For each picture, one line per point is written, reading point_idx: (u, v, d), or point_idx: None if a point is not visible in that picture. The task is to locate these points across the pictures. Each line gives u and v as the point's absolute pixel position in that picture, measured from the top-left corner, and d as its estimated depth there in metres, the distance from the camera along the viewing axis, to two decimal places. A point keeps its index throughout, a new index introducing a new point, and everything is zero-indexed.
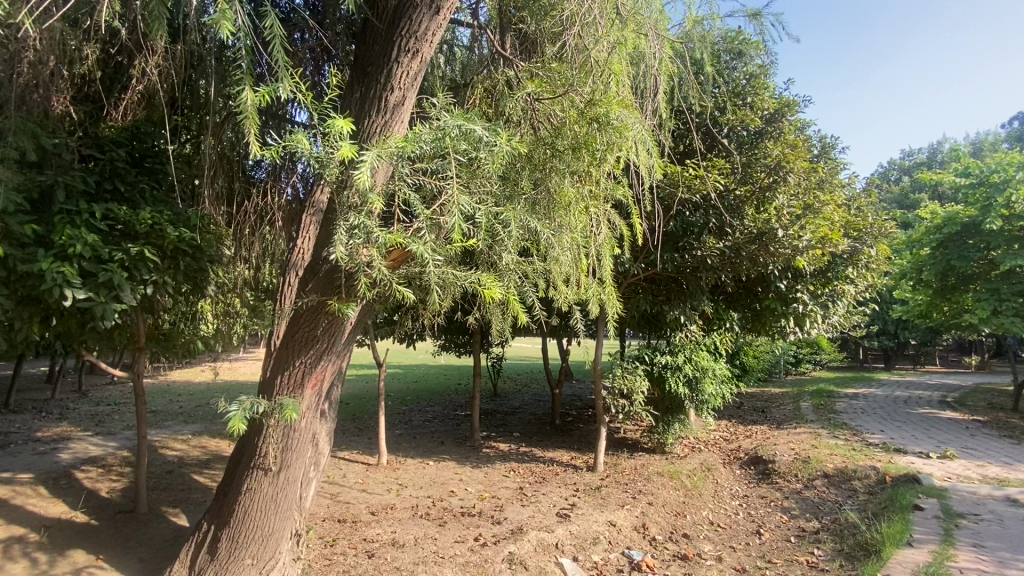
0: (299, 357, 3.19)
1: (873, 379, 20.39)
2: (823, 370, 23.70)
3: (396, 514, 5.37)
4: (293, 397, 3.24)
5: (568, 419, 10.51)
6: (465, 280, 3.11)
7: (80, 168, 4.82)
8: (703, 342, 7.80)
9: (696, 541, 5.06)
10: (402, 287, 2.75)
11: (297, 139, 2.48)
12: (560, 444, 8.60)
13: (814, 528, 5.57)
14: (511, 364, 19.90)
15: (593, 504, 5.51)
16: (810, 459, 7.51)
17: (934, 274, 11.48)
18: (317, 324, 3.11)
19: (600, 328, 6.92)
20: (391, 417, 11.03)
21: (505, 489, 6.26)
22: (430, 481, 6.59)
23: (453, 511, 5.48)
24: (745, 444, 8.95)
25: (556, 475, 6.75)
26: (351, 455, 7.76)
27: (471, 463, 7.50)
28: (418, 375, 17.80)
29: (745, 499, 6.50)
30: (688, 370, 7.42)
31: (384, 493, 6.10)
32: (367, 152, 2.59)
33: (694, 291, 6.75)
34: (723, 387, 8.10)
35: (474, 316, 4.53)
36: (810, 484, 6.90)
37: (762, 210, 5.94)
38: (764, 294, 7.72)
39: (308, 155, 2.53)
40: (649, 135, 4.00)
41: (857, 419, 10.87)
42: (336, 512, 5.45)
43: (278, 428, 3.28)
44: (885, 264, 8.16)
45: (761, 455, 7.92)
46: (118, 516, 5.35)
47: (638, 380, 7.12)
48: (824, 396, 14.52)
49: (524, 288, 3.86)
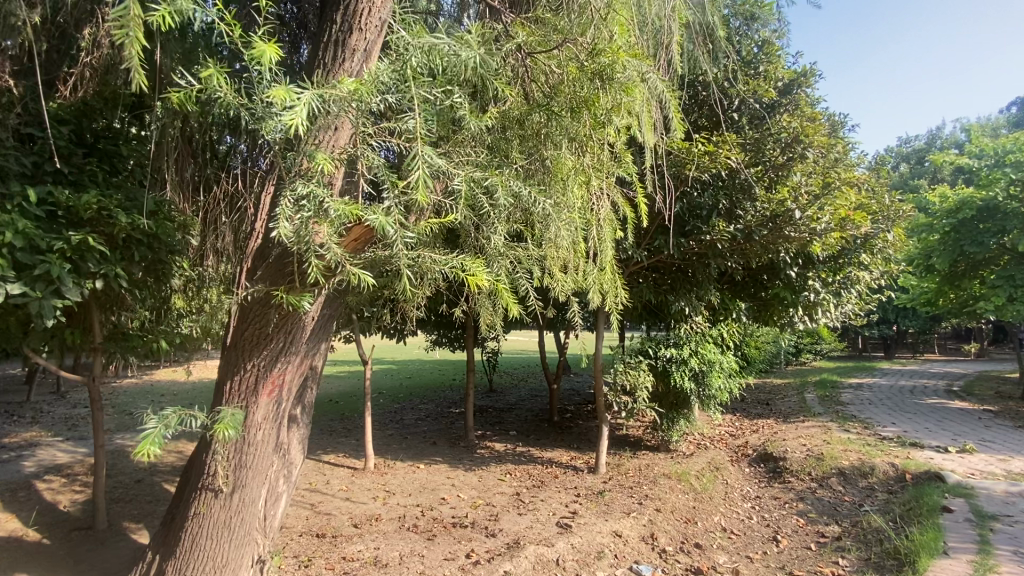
0: (250, 359, 2.71)
1: (874, 368, 20.12)
2: (823, 360, 23.42)
3: (380, 527, 4.91)
4: (245, 405, 2.75)
5: (567, 415, 10.08)
6: (444, 265, 2.64)
7: (14, 147, 4.22)
8: (710, 333, 7.34)
9: (710, 552, 4.62)
10: (362, 273, 2.20)
11: (212, 79, 1.95)
12: (559, 443, 8.15)
13: (836, 534, 5.15)
14: (507, 357, 19.48)
15: (596, 512, 5.06)
16: (823, 455, 7.09)
17: (945, 260, 11.08)
18: (267, 320, 2.63)
19: (601, 321, 6.46)
20: (382, 416, 10.55)
21: (501, 495, 5.80)
22: (420, 487, 6.13)
23: (443, 522, 5.02)
24: (753, 439, 8.53)
25: (555, 478, 6.31)
26: (336, 459, 7.29)
27: (465, 465, 7.05)
28: (412, 370, 17.34)
29: (758, 501, 6.07)
30: (694, 363, 6.96)
31: (369, 502, 5.64)
32: (305, 92, 1.98)
33: (701, 279, 6.30)
34: (731, 381, 7.66)
35: (461, 309, 4.05)
36: (824, 483, 6.50)
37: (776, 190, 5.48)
38: (772, 282, 7.29)
39: (232, 102, 2.00)
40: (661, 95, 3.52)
41: (866, 411, 10.50)
42: (315, 525, 4.99)
43: (228, 442, 2.79)
44: (901, 249, 7.72)
45: (771, 452, 7.49)
46: (74, 535, 4.87)
47: (641, 376, 6.66)
48: (828, 387, 14.16)
49: (516, 275, 3.40)
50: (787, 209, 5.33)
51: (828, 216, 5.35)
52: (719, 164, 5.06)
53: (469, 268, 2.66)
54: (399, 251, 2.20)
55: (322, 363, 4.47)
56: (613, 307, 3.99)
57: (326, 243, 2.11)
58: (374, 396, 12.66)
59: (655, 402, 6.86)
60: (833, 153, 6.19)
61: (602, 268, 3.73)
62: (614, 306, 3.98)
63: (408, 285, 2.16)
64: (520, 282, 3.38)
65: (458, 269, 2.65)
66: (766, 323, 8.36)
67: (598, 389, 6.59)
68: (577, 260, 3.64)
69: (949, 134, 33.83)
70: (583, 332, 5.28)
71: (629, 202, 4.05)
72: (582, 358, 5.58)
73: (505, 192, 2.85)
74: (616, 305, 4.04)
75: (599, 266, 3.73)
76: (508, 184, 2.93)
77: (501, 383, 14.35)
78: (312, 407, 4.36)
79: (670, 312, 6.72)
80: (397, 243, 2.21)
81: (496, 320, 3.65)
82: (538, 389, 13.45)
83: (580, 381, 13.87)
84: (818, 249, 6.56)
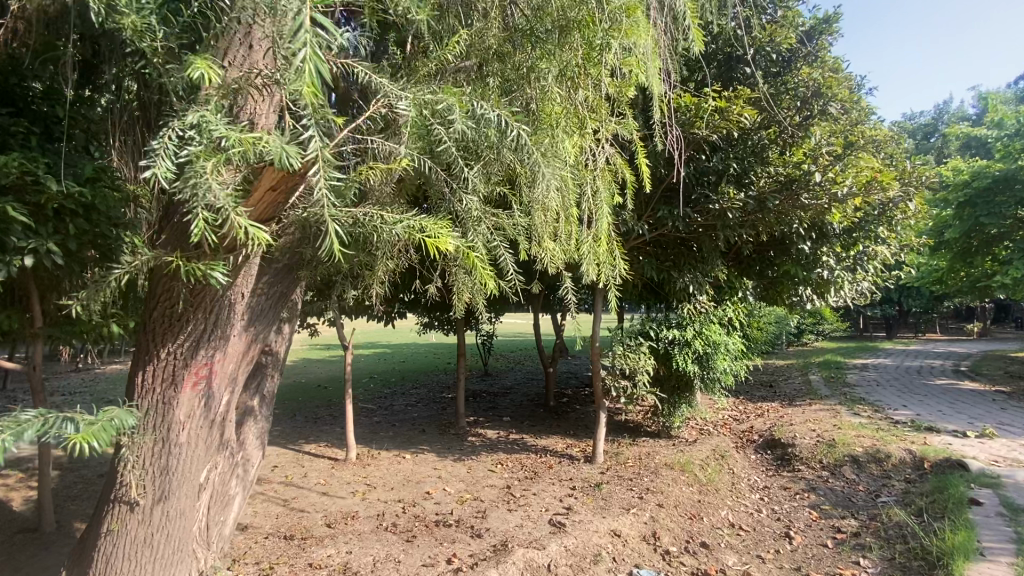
0: (164, 345, 2.21)
1: (877, 348, 19.72)
2: (825, 340, 23.04)
3: (355, 528, 4.45)
4: (161, 401, 2.27)
5: (563, 399, 9.65)
6: (396, 226, 2.10)
7: None
8: (715, 313, 6.83)
9: (718, 552, 4.19)
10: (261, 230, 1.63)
11: None
12: (555, 430, 7.73)
13: (853, 530, 4.75)
14: (504, 341, 19.09)
15: (593, 507, 4.63)
16: (835, 441, 6.64)
17: (960, 234, 10.56)
18: (176, 295, 2.11)
19: (599, 301, 5.93)
20: (371, 402, 10.13)
21: (490, 488, 5.37)
22: (403, 479, 5.69)
23: (425, 521, 4.58)
24: (758, 425, 8.11)
25: (549, 468, 5.88)
26: (318, 449, 6.84)
27: (454, 455, 6.62)
28: (406, 355, 16.90)
29: (767, 492, 5.65)
30: (698, 345, 6.49)
31: (347, 497, 5.20)
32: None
33: (708, 254, 5.78)
34: (737, 364, 7.18)
35: (435, 287, 3.49)
36: (837, 472, 6.08)
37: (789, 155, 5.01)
38: (781, 258, 6.78)
39: None
40: (657, 32, 3.23)
41: (874, 393, 10.07)
42: (285, 525, 4.54)
43: (143, 446, 2.30)
44: (921, 221, 7.19)
45: (778, 438, 7.07)
46: (17, 538, 4.41)
47: (642, 359, 6.18)
48: (833, 368, 13.77)
49: (495, 243, 2.90)
50: (804, 172, 4.91)
51: (850, 179, 4.81)
52: (731, 122, 4.56)
53: (426, 229, 2.11)
54: (323, 197, 1.66)
55: (281, 346, 3.98)
56: (608, 284, 3.47)
57: (228, 184, 1.56)
58: (365, 381, 12.21)
59: (658, 387, 6.40)
60: (854, 114, 5.66)
61: (597, 237, 3.22)
62: (610, 284, 3.47)
63: (336, 246, 1.61)
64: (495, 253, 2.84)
65: (411, 232, 2.10)
66: (774, 303, 7.89)
67: (596, 373, 6.11)
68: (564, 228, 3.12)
69: (957, 108, 32.95)
70: (578, 311, 4.74)
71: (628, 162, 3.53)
72: (579, 341, 5.10)
73: (465, 120, 2.40)
74: (612, 284, 3.54)
75: (592, 234, 3.21)
76: (471, 106, 2.51)
77: (495, 367, 13.94)
78: (272, 396, 3.90)
79: (673, 291, 6.22)
80: (321, 185, 1.68)
81: (468, 295, 3.13)
82: (534, 372, 13.04)
83: (578, 365, 13.47)
84: (834, 219, 6.04)
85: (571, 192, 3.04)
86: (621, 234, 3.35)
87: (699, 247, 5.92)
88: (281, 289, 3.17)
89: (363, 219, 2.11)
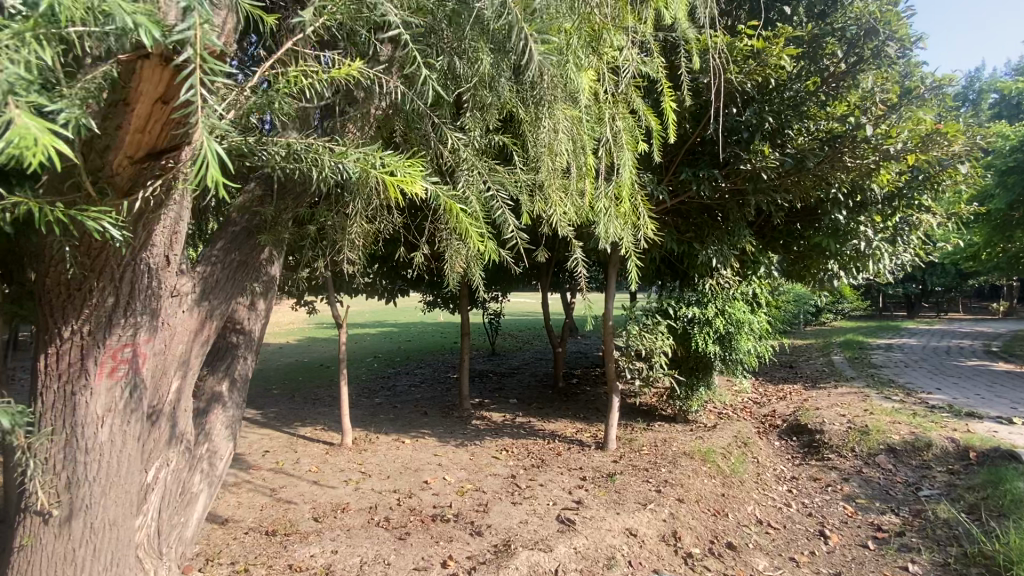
0: (64, 322, 1.78)
1: (899, 328, 19.01)
2: (844, 319, 22.30)
3: (344, 522, 4.07)
4: (68, 393, 1.83)
5: (573, 381, 9.20)
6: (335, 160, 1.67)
7: None
8: (741, 290, 6.26)
9: (747, 555, 3.74)
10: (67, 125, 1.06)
11: None
12: (565, 413, 7.31)
13: (895, 528, 4.28)
14: (512, 320, 18.64)
15: (605, 502, 4.20)
16: (868, 428, 6.13)
17: (1003, 206, 9.78)
18: (62, 262, 1.67)
19: (613, 276, 5.33)
20: (374, 382, 9.76)
21: (494, 477, 4.95)
22: (401, 467, 5.29)
23: (421, 515, 4.19)
24: (781, 409, 7.60)
25: (557, 456, 5.45)
26: (313, 433, 6.47)
27: (456, 440, 6.22)
28: (413, 334, 16.52)
29: (796, 484, 5.19)
30: (721, 325, 5.97)
31: (339, 487, 4.82)
32: None
33: (736, 225, 5.20)
34: (762, 344, 6.65)
35: (421, 257, 2.94)
36: (871, 462, 5.59)
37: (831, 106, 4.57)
38: (812, 230, 6.20)
39: None
40: None
41: (904, 376, 9.47)
42: (269, 519, 4.16)
43: (51, 449, 1.87)
44: (971, 188, 6.51)
45: (804, 423, 6.58)
46: None
47: (659, 340, 5.65)
48: (856, 348, 13.16)
49: (490, 199, 2.48)
50: (850, 127, 4.36)
51: (905, 133, 4.19)
52: (771, 68, 4.20)
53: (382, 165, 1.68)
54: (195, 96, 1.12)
55: (259, 328, 3.52)
56: (629, 256, 2.97)
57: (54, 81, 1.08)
58: (369, 361, 11.86)
59: (676, 370, 5.88)
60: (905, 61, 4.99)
61: (618, 192, 2.74)
62: (632, 256, 2.97)
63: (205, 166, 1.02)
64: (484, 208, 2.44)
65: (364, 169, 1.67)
66: (800, 280, 7.32)
67: (608, 355, 5.58)
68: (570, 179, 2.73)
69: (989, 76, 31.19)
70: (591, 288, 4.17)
71: (652, 109, 3.09)
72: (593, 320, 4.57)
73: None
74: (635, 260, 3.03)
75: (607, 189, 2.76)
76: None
77: (503, 347, 13.52)
78: (247, 381, 3.45)
79: (695, 266, 5.64)
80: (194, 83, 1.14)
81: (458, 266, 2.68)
82: (543, 352, 12.59)
83: (588, 344, 13.00)
84: (875, 183, 5.41)
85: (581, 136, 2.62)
86: (647, 191, 2.87)
87: (725, 216, 5.35)
88: (253, 259, 2.73)
89: (301, 149, 1.77)
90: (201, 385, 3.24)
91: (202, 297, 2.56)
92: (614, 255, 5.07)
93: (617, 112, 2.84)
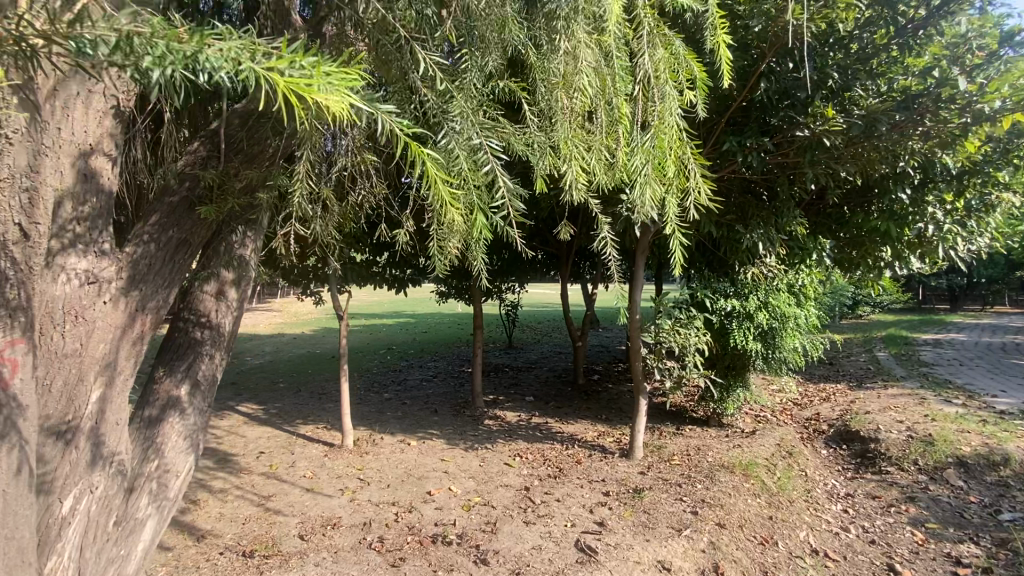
0: None
1: (944, 321, 17.76)
2: (882, 312, 21.07)
3: (332, 542, 3.58)
4: None
5: (594, 377, 8.58)
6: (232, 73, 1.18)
7: None
8: (786, 280, 5.55)
9: None
10: None
11: None
12: (584, 414, 6.71)
13: (979, 563, 3.60)
14: (530, 311, 18.08)
15: (631, 525, 3.63)
16: (933, 437, 5.39)
17: None
18: None
19: (641, 261, 4.65)
20: (384, 376, 9.31)
21: (505, 489, 4.41)
22: (404, 474, 4.79)
23: (420, 534, 3.67)
24: (826, 412, 6.87)
25: (577, 464, 4.88)
26: (314, 432, 6.02)
27: (465, 442, 5.69)
28: (429, 325, 16.07)
29: (852, 502, 4.52)
30: (764, 319, 5.29)
31: (333, 496, 4.33)
32: None
33: (784, 204, 4.53)
34: (810, 340, 5.94)
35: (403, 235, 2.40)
36: (938, 477, 4.87)
37: (900, 62, 3.92)
38: (869, 213, 5.55)
39: None
40: None
41: (961, 375, 8.59)
42: (249, 535, 3.70)
43: None
44: None
45: (855, 429, 5.86)
46: None
47: (694, 337, 4.95)
48: (902, 343, 12.19)
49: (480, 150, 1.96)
50: (929, 87, 3.72)
51: (1006, 87, 3.46)
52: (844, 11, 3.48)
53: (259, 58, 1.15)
54: None
55: (228, 323, 3.05)
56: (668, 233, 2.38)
57: None
58: (381, 354, 11.42)
59: (715, 371, 5.19)
60: None
61: (651, 149, 2.16)
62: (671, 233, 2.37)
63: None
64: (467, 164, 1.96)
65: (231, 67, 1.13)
66: (850, 270, 6.56)
67: (634, 353, 4.94)
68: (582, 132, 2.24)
69: None
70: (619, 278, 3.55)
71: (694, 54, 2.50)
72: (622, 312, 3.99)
73: None
74: (678, 237, 2.41)
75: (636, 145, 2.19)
76: None
77: (521, 339, 12.96)
78: (212, 385, 2.97)
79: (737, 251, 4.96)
80: None
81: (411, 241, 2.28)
82: (563, 345, 11.99)
83: (610, 338, 12.38)
84: (949, 153, 4.67)
85: (591, 73, 2.12)
86: (690, 147, 2.25)
87: (771, 197, 4.72)
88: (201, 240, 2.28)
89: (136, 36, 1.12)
90: (155, 389, 2.76)
91: (132, 284, 2.08)
92: (644, 237, 4.44)
93: (650, 49, 2.27)
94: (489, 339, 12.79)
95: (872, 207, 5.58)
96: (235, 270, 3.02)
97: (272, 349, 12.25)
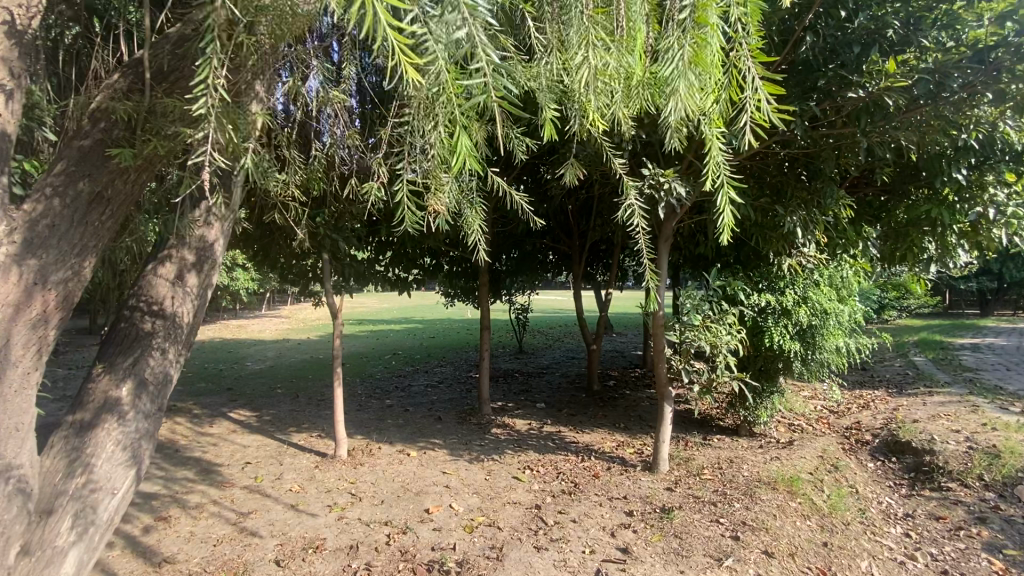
0: None
1: (979, 325, 16.85)
2: (911, 317, 20.14)
3: (312, 571, 3.08)
4: None
5: (610, 383, 8.03)
6: None
7: None
8: (828, 273, 4.99)
9: None
10: None
11: None
12: (601, 422, 6.16)
13: None
14: (542, 316, 17.55)
15: (661, 554, 3.09)
16: (998, 449, 4.76)
17: None
18: None
19: (665, 248, 4.06)
20: (387, 382, 8.83)
21: (513, 507, 3.89)
22: (400, 489, 4.28)
23: (413, 561, 3.17)
24: (867, 421, 6.24)
25: (595, 479, 4.34)
26: (307, 441, 5.55)
27: (470, 453, 5.18)
28: (437, 330, 15.62)
29: (914, 524, 3.91)
30: (805, 317, 4.74)
31: (320, 513, 3.84)
32: None
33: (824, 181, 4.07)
34: (858, 340, 5.32)
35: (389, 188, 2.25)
36: (1010, 495, 4.24)
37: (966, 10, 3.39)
38: (916, 198, 4.98)
39: None
40: None
41: (1013, 381, 7.87)
42: (218, 559, 3.22)
43: None
44: None
45: (904, 440, 5.25)
46: None
47: (724, 336, 4.34)
48: (938, 347, 11.42)
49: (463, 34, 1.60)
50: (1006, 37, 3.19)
51: None
52: None
53: None
54: None
55: (187, 312, 2.66)
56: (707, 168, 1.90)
57: None
58: (386, 358, 10.98)
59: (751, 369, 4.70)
60: None
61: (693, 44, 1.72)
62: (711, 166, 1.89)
63: None
64: (445, 38, 1.58)
65: None
66: (893, 262, 5.97)
67: (658, 355, 4.42)
68: (603, 23, 1.91)
69: None
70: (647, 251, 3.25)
71: None
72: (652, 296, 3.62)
73: None
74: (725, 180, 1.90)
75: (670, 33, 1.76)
76: None
77: (532, 344, 12.44)
78: (164, 386, 2.53)
79: (774, 237, 4.49)
80: None
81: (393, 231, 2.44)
82: (576, 350, 11.44)
83: (624, 343, 11.75)
84: (1017, 124, 4.10)
85: None
86: (746, 45, 1.70)
87: (811, 175, 4.29)
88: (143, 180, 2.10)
89: None
90: (93, 390, 2.36)
91: None
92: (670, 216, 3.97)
93: None
94: (498, 344, 12.25)
95: (915, 194, 5.05)
96: (196, 251, 2.69)
97: (275, 354, 11.86)
